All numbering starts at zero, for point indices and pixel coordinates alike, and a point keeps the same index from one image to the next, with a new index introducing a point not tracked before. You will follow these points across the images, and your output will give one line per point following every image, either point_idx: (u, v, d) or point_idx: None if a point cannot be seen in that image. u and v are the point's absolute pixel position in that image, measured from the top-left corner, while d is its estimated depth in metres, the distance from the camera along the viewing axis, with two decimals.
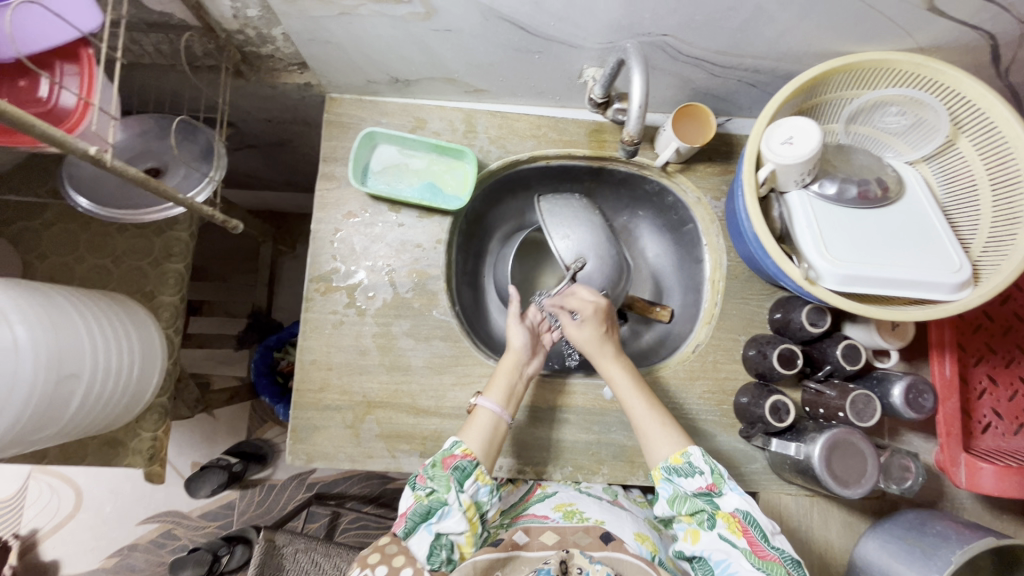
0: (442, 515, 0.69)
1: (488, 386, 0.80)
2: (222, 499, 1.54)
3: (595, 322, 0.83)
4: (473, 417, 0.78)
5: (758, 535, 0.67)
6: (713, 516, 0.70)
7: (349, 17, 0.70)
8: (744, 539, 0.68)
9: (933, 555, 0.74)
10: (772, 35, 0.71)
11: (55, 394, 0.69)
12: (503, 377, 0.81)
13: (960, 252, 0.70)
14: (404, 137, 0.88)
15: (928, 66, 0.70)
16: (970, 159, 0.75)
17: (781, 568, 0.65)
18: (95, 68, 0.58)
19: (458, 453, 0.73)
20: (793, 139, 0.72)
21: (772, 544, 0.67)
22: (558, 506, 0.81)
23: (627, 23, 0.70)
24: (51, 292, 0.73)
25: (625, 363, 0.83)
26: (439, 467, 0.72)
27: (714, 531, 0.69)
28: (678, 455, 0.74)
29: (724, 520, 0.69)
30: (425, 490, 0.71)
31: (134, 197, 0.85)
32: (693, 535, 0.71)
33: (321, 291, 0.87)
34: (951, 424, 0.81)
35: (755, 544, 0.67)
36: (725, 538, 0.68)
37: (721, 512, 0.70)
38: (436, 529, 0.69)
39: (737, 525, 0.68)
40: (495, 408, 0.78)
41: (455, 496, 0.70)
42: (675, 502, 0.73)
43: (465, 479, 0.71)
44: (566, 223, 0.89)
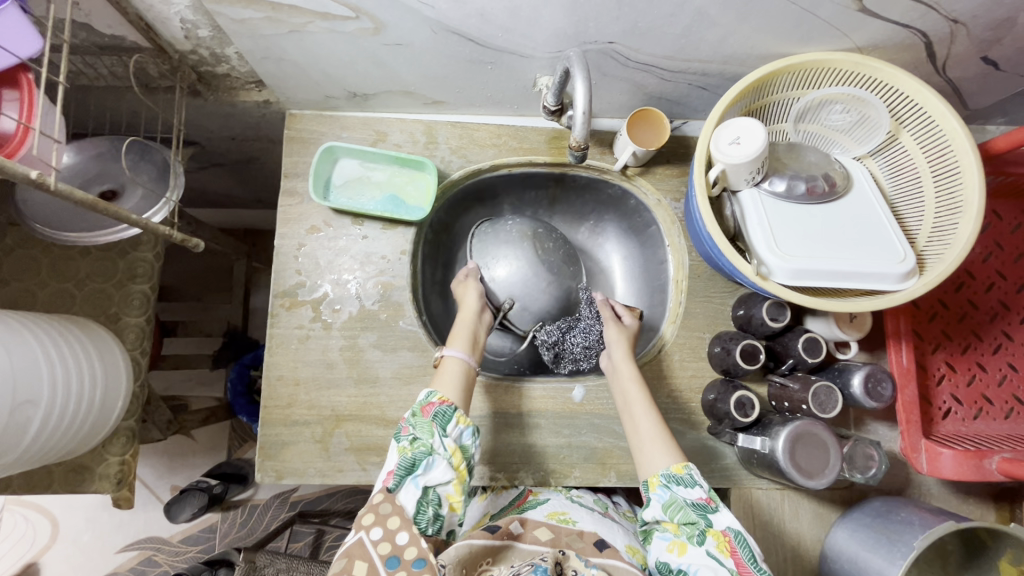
0: (429, 465, 0.66)
1: (452, 338, 0.81)
2: (203, 523, 1.52)
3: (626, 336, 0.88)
4: (442, 367, 0.78)
5: (745, 556, 0.65)
6: (703, 533, 0.68)
7: (299, 34, 0.71)
8: (731, 559, 0.65)
9: (898, 541, 0.75)
10: (714, 39, 0.73)
11: (11, 422, 0.68)
12: (466, 329, 0.82)
13: (905, 243, 0.72)
14: (364, 151, 0.88)
15: (866, 65, 0.73)
16: (912, 153, 0.78)
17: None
18: (37, 93, 0.57)
19: (434, 401, 0.71)
20: (740, 139, 0.74)
21: (761, 568, 0.64)
22: (552, 514, 0.78)
23: (573, 32, 0.71)
24: (7, 319, 0.72)
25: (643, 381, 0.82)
26: (418, 416, 0.70)
27: (702, 547, 0.67)
28: (679, 465, 0.72)
29: (714, 537, 0.67)
30: (409, 441, 0.68)
31: (89, 219, 0.85)
32: (679, 548, 0.68)
33: (287, 306, 0.87)
34: (910, 411, 0.82)
35: (741, 566, 0.64)
36: (712, 555, 0.66)
37: (712, 529, 0.68)
38: (424, 482, 0.65)
39: (726, 545, 0.66)
40: (465, 357, 0.78)
41: (440, 442, 0.68)
42: (670, 508, 0.70)
43: (447, 423, 0.69)
44: (495, 261, 0.92)
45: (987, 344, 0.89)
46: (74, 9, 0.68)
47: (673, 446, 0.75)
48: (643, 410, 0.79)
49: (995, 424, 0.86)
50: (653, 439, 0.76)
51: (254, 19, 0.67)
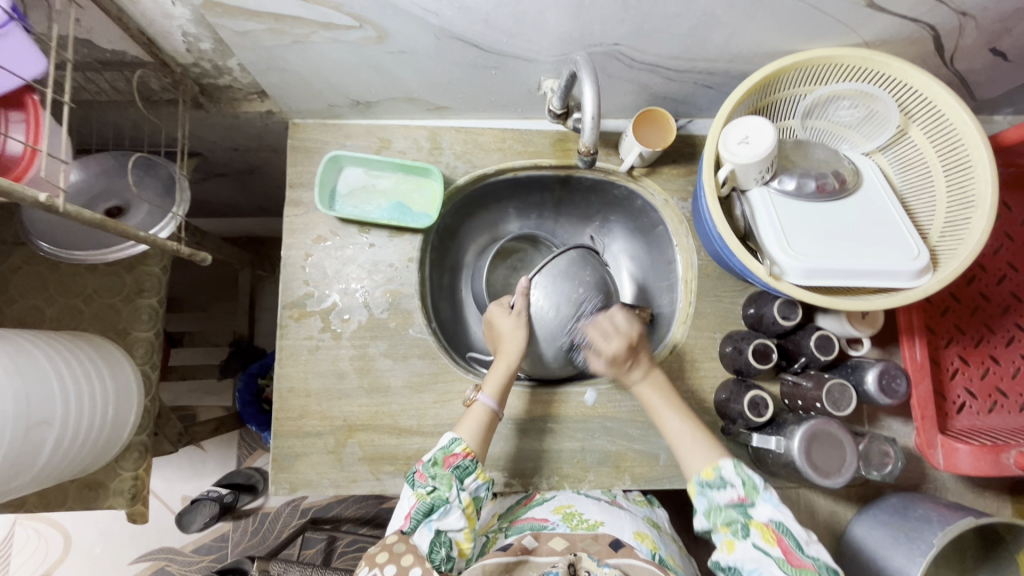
0: (444, 512, 0.69)
1: (486, 381, 0.82)
2: (215, 532, 1.52)
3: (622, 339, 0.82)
4: (471, 410, 0.79)
5: (792, 542, 0.65)
6: (746, 526, 0.69)
7: (302, 45, 0.70)
8: (778, 547, 0.66)
9: (916, 538, 0.75)
10: (720, 38, 0.72)
11: (25, 442, 0.68)
12: (503, 371, 0.82)
13: (918, 240, 0.72)
14: (369, 159, 0.88)
15: (875, 60, 0.72)
16: (922, 147, 0.77)
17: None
18: (42, 114, 0.56)
19: (457, 452, 0.74)
20: (749, 138, 0.73)
21: (809, 554, 0.64)
22: (558, 509, 0.79)
23: (578, 35, 0.71)
24: (14, 337, 0.72)
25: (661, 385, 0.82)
26: (439, 465, 0.73)
27: (748, 540, 0.68)
28: (709, 468, 0.73)
29: (757, 529, 0.68)
30: (426, 489, 0.71)
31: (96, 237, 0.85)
32: (728, 546, 0.69)
33: (296, 317, 0.87)
34: (926, 407, 0.82)
35: (789, 553, 0.64)
36: (758, 547, 0.67)
37: (754, 521, 0.68)
38: (437, 526, 0.68)
39: (771, 534, 0.66)
40: (491, 403, 0.79)
41: (456, 494, 0.70)
42: (710, 514, 0.72)
43: (466, 477, 0.72)
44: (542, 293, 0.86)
45: (1000, 337, 0.89)
46: (76, 27, 0.67)
47: (710, 445, 0.76)
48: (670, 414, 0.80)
49: (1009, 417, 0.86)
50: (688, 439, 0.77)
51: (257, 31, 0.67)
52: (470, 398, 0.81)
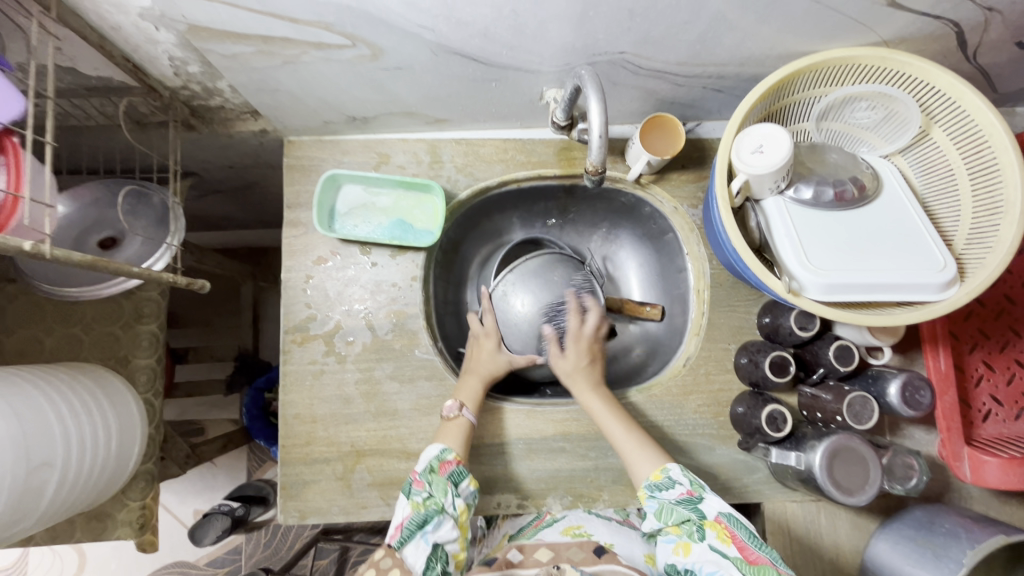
0: (438, 523, 0.68)
1: (459, 392, 0.82)
2: (228, 544, 1.52)
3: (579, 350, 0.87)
4: (450, 422, 0.79)
5: (746, 537, 0.65)
6: (701, 526, 0.68)
7: (294, 65, 0.67)
8: (733, 546, 0.65)
9: (944, 556, 0.71)
10: (732, 42, 0.69)
11: (27, 486, 0.66)
12: (475, 382, 0.83)
13: (944, 249, 0.68)
14: (367, 176, 0.85)
15: (894, 59, 0.68)
16: (945, 149, 0.73)
17: (773, 570, 0.61)
18: (22, 156, 0.53)
19: (449, 461, 0.73)
20: (763, 147, 0.70)
21: (764, 547, 0.64)
22: (568, 530, 0.81)
23: (582, 45, 0.67)
24: (12, 377, 0.70)
25: (608, 398, 0.82)
26: (435, 472, 0.72)
27: (704, 542, 0.66)
28: (657, 471, 0.73)
29: (711, 528, 0.67)
30: (422, 497, 0.70)
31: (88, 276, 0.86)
32: (684, 549, 0.67)
33: (299, 341, 0.85)
34: (951, 418, 0.79)
35: (745, 549, 0.64)
36: (714, 548, 0.65)
37: (706, 520, 0.68)
38: (433, 540, 0.67)
39: (725, 532, 0.66)
40: (472, 415, 0.79)
41: (451, 501, 0.70)
42: (662, 514, 0.70)
43: (460, 483, 0.72)
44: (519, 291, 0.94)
45: None
46: (58, 54, 0.65)
47: (655, 451, 0.77)
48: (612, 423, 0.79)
49: None
50: (631, 448, 0.77)
51: (246, 54, 0.64)
52: (451, 412, 0.79)
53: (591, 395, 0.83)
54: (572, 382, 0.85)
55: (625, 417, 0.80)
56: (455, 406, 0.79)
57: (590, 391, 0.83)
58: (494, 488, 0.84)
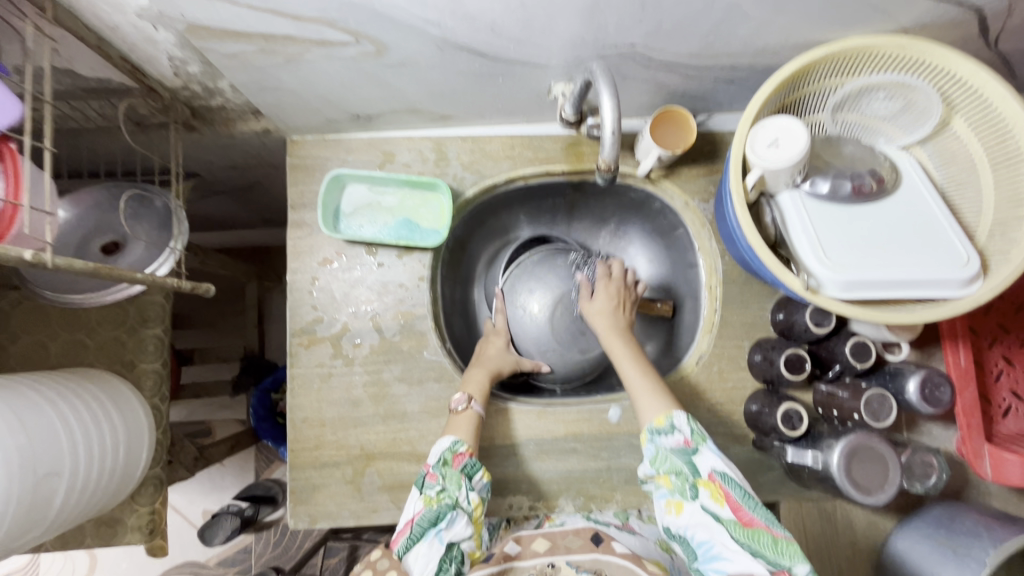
0: (452, 519, 0.68)
1: (466, 385, 0.80)
2: (238, 544, 1.52)
3: (606, 297, 0.88)
4: (459, 416, 0.77)
5: (739, 497, 0.63)
6: (694, 484, 0.65)
7: (295, 63, 0.65)
8: (727, 506, 0.63)
9: (966, 556, 0.70)
10: (746, 33, 0.67)
11: (35, 496, 0.65)
12: (481, 374, 0.82)
13: (966, 244, 0.66)
14: (372, 175, 0.84)
15: (913, 48, 0.66)
16: (966, 139, 0.71)
17: (767, 534, 0.61)
18: (20, 162, 0.52)
19: (462, 452, 0.72)
20: (779, 141, 0.68)
21: (756, 505, 0.62)
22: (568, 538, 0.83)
23: (591, 38, 0.65)
24: (13, 384, 0.69)
25: (631, 342, 0.82)
26: (448, 465, 0.71)
27: (697, 501, 0.64)
28: (660, 416, 0.70)
29: (705, 487, 0.65)
30: (436, 491, 0.70)
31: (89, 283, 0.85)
32: (675, 507, 0.66)
33: (305, 344, 0.84)
34: (971, 415, 0.77)
35: (738, 511, 0.62)
36: (707, 508, 0.64)
37: (700, 478, 0.65)
38: (447, 538, 0.67)
39: (719, 492, 0.64)
40: (481, 408, 0.78)
41: (465, 495, 0.70)
42: (657, 461, 0.69)
43: (474, 475, 0.71)
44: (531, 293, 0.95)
45: None
46: (54, 56, 0.63)
47: (664, 396, 0.73)
48: (631, 364, 0.78)
49: None
50: (642, 388, 0.75)
51: (247, 52, 0.62)
52: (460, 405, 0.77)
53: (614, 339, 0.83)
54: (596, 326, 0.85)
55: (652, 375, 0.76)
56: (464, 398, 0.78)
57: (611, 335, 0.83)
58: (506, 490, 0.83)
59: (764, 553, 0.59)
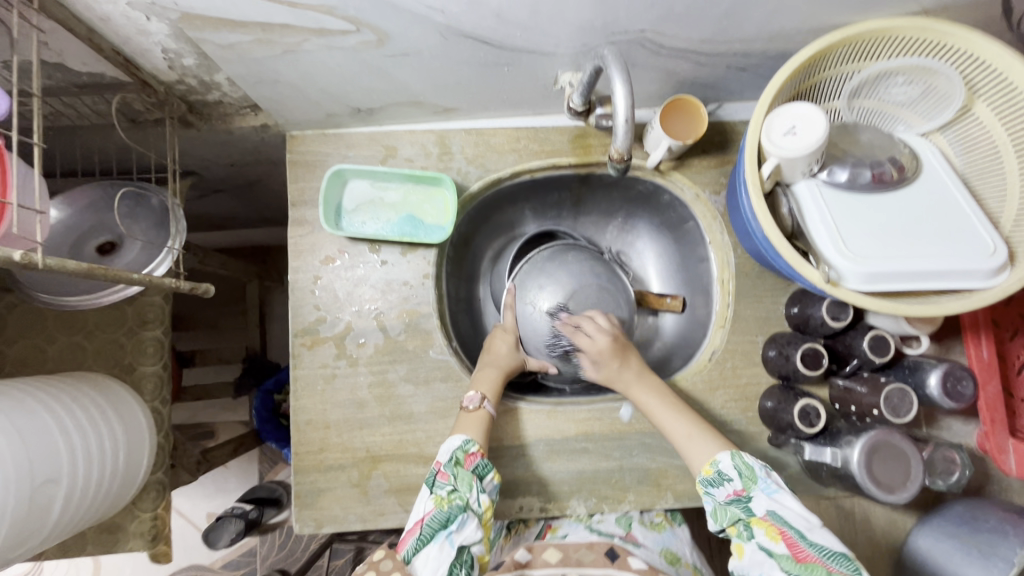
0: (463, 523, 0.65)
1: (477, 383, 0.79)
2: (243, 547, 1.50)
3: (605, 361, 0.80)
4: (472, 415, 0.76)
5: (796, 534, 0.60)
6: (750, 525, 0.64)
7: (294, 54, 0.63)
8: (782, 543, 0.60)
9: (992, 554, 0.68)
10: (761, 17, 0.64)
11: (32, 506, 0.64)
12: (493, 373, 0.80)
13: (992, 233, 0.64)
14: (375, 171, 0.81)
15: (935, 30, 0.64)
16: (989, 125, 0.68)
17: (824, 569, 0.57)
18: (7, 158, 0.50)
19: (474, 452, 0.71)
20: (797, 128, 0.66)
21: (815, 542, 0.59)
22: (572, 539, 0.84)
23: (601, 23, 0.63)
24: (8, 389, 0.67)
25: (654, 386, 0.78)
26: (460, 465, 0.69)
27: (753, 541, 0.62)
28: (708, 466, 0.69)
29: (759, 526, 0.63)
30: (447, 491, 0.68)
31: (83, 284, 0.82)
32: (738, 551, 0.64)
33: (308, 345, 0.82)
34: (994, 409, 0.75)
35: (793, 546, 0.59)
36: (763, 546, 0.61)
37: (755, 518, 0.63)
38: (458, 541, 0.64)
39: (773, 530, 0.61)
40: (492, 408, 0.77)
41: (476, 497, 0.68)
42: (717, 516, 0.67)
43: (485, 476, 0.70)
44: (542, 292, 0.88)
45: None
46: (44, 50, 0.61)
47: (710, 435, 0.72)
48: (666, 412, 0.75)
49: None
50: (688, 436, 0.72)
51: (243, 43, 0.60)
52: (472, 403, 0.76)
53: (636, 391, 0.78)
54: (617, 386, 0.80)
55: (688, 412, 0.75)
56: (476, 397, 0.76)
57: (635, 390, 0.78)
58: (516, 492, 0.81)
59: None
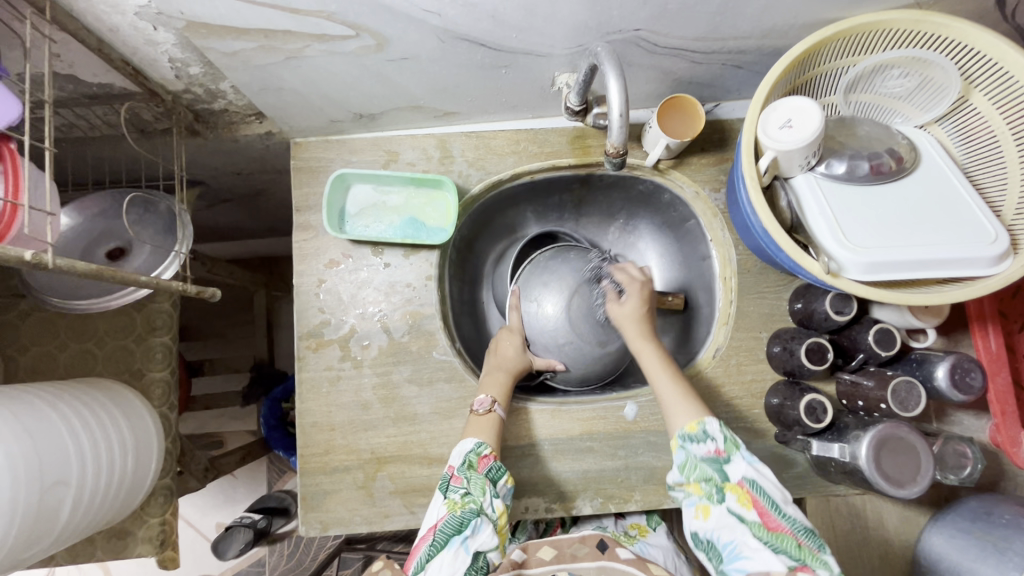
0: (477, 527, 0.65)
1: (484, 386, 0.79)
2: (251, 557, 1.50)
3: (637, 299, 0.82)
4: (479, 417, 0.76)
5: (769, 504, 0.61)
6: (721, 488, 0.64)
7: (297, 61, 0.65)
8: (754, 511, 0.61)
9: (1007, 549, 0.66)
10: (753, 13, 0.65)
11: (42, 506, 0.64)
12: (499, 375, 0.80)
13: (994, 220, 0.64)
14: (377, 175, 0.83)
15: (929, 21, 0.64)
16: (988, 115, 0.68)
17: (792, 539, 0.60)
18: (20, 163, 0.52)
19: (487, 454, 0.71)
20: (792, 121, 0.66)
21: (786, 514, 0.61)
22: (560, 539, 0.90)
23: (595, 23, 0.64)
24: (20, 394, 0.68)
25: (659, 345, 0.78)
26: (473, 468, 0.70)
27: (723, 504, 0.63)
28: (693, 422, 0.68)
29: (732, 492, 0.63)
30: (460, 495, 0.67)
31: (89, 287, 0.84)
32: (703, 512, 0.64)
33: (313, 347, 0.82)
34: (1005, 401, 0.74)
35: (765, 516, 0.61)
36: (733, 511, 0.62)
37: (729, 483, 0.64)
38: (473, 547, 0.64)
39: (747, 497, 0.62)
40: (503, 410, 0.77)
41: (489, 501, 0.67)
42: (685, 469, 0.67)
43: (498, 480, 0.70)
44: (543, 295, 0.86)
45: None
46: (56, 61, 0.63)
47: (698, 404, 0.70)
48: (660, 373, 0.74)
49: None
50: (675, 396, 0.71)
51: (247, 50, 0.61)
52: (482, 408, 0.76)
53: (642, 343, 0.78)
54: (624, 331, 0.80)
55: (679, 378, 0.73)
56: (487, 400, 0.77)
57: (640, 339, 0.78)
58: (522, 492, 0.81)
59: (788, 554, 0.58)
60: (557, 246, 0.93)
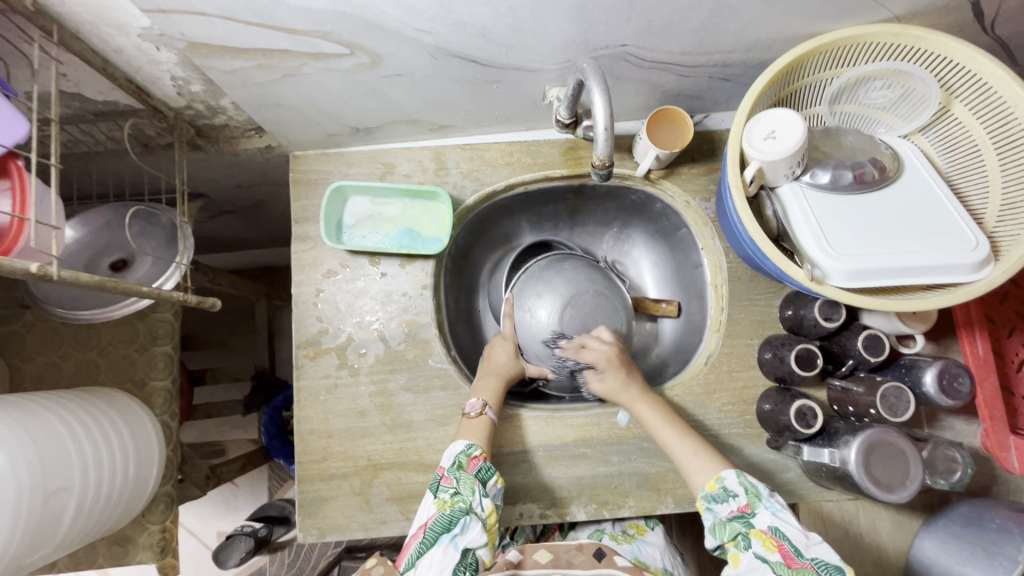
0: (466, 525, 0.66)
1: (478, 391, 0.81)
2: (252, 566, 1.51)
3: (614, 373, 0.80)
4: (472, 422, 0.77)
5: (793, 548, 0.61)
6: (748, 536, 0.65)
7: (294, 78, 0.67)
8: (778, 554, 0.62)
9: (996, 553, 0.67)
10: (736, 29, 0.67)
11: (44, 513, 0.66)
12: (493, 381, 0.82)
13: (975, 228, 0.65)
14: (373, 187, 0.85)
15: (907, 35, 0.65)
16: (969, 125, 0.70)
17: None
18: (26, 179, 0.54)
19: (476, 456, 0.72)
20: (776, 133, 0.68)
21: (814, 559, 0.60)
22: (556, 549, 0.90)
23: (582, 39, 0.66)
24: (24, 401, 0.70)
25: (657, 402, 0.80)
26: (462, 468, 0.70)
27: (750, 551, 0.64)
28: (712, 481, 0.70)
29: (757, 538, 0.64)
30: (450, 494, 0.69)
31: (93, 299, 0.86)
32: (734, 560, 0.65)
33: (311, 356, 0.84)
34: (993, 406, 0.75)
35: (789, 558, 0.61)
36: (758, 556, 0.63)
37: (754, 530, 0.65)
38: (463, 544, 0.65)
39: (771, 542, 0.63)
40: (495, 415, 0.78)
41: (479, 500, 0.68)
42: (716, 531, 0.67)
43: (488, 480, 0.71)
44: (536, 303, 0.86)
45: None
46: (63, 80, 0.66)
47: (714, 455, 0.73)
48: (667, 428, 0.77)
49: None
50: (686, 450, 0.75)
51: (246, 68, 0.64)
52: (473, 410, 0.78)
53: (641, 405, 0.79)
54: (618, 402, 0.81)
55: (684, 428, 0.77)
56: (478, 403, 0.78)
57: (639, 404, 0.79)
58: (517, 498, 0.82)
59: None
60: (551, 254, 0.95)
